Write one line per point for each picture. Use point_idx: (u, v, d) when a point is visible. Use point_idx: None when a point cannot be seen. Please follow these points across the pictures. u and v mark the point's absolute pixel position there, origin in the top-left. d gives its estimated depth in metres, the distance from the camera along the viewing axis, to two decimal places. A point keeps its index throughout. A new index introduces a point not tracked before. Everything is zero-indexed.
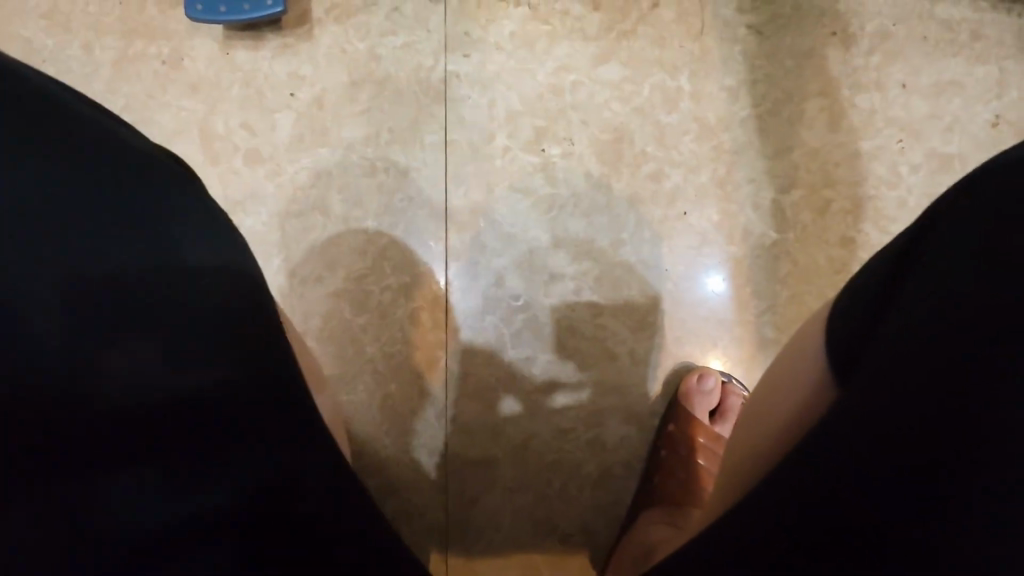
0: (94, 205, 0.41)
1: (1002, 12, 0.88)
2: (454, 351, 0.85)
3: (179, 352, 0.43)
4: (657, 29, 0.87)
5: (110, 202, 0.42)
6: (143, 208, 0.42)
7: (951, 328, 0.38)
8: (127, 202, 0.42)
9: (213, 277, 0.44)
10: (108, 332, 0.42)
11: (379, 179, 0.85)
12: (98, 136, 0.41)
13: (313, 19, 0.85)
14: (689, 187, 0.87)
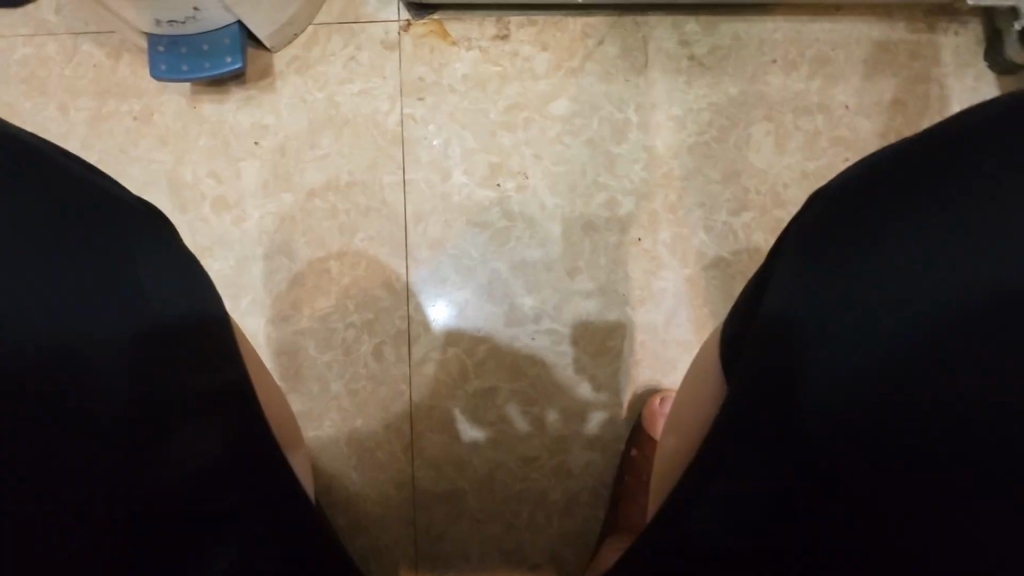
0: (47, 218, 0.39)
1: (941, 31, 0.90)
2: (418, 383, 0.87)
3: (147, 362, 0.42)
4: (603, 65, 0.91)
5: (76, 239, 0.40)
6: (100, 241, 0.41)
7: (822, 333, 0.43)
8: (92, 240, 0.41)
9: (183, 316, 0.43)
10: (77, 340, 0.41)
11: (340, 219, 0.88)
12: (67, 178, 0.40)
13: (274, 71, 0.90)
14: (642, 213, 0.89)
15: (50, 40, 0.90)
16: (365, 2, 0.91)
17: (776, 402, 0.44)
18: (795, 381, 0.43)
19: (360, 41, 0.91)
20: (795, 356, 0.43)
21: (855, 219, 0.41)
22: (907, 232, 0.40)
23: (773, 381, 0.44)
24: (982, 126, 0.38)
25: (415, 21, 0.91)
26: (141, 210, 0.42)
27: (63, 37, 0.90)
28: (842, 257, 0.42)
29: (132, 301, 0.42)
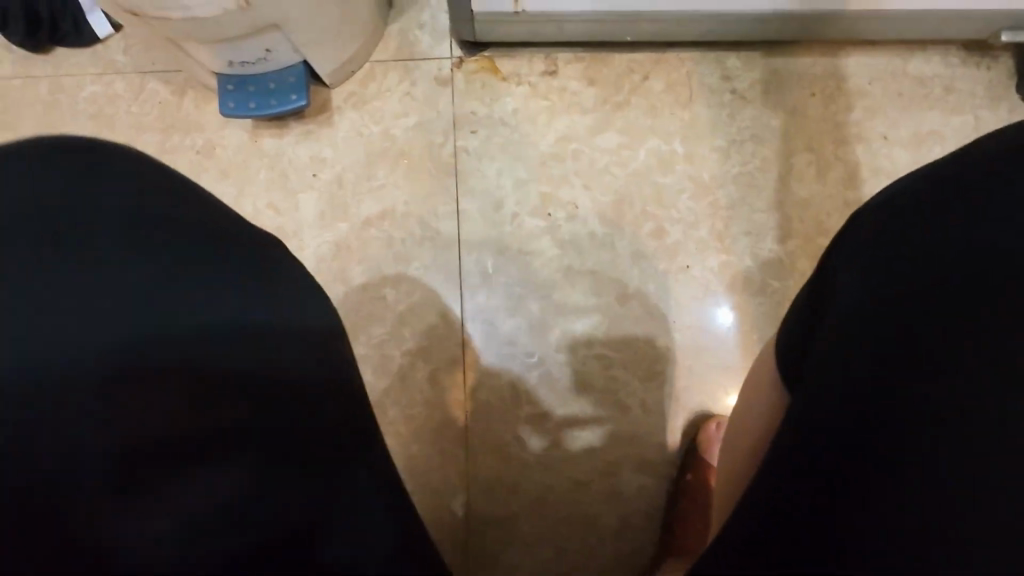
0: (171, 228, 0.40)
1: (974, 65, 0.93)
2: (473, 410, 0.88)
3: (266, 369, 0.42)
4: (648, 99, 0.94)
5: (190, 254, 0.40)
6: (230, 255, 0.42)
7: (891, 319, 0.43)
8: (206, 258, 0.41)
9: (284, 338, 0.42)
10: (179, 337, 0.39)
11: (396, 249, 0.91)
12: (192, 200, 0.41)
13: (332, 106, 0.93)
14: (689, 242, 0.91)
15: (118, 78, 0.93)
16: (419, 41, 0.95)
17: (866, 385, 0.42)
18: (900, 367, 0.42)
19: (414, 77, 0.94)
20: (891, 341, 0.42)
21: (935, 209, 0.43)
22: (995, 218, 0.42)
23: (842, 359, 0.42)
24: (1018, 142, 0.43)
25: (467, 58, 0.95)
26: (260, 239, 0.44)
27: (130, 75, 0.93)
28: (927, 243, 0.43)
29: (230, 312, 0.40)
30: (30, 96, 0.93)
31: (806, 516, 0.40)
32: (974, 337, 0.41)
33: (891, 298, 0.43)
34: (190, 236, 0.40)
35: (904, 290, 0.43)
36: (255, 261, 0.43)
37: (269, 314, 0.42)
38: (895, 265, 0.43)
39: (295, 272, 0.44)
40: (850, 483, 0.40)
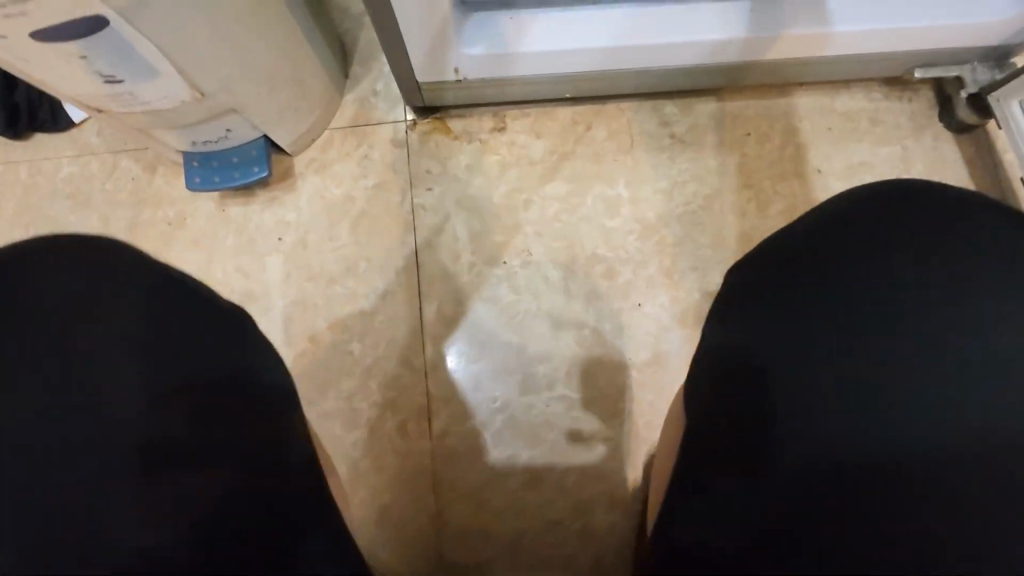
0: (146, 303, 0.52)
1: (896, 99, 0.99)
2: (440, 456, 0.90)
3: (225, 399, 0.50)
4: (592, 148, 1.00)
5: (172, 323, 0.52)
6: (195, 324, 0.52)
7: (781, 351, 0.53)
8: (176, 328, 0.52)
9: (235, 359, 0.52)
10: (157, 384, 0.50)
11: (361, 303, 0.95)
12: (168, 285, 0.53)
13: (295, 172, 0.99)
14: (640, 280, 0.95)
15: (93, 159, 0.99)
16: (375, 107, 1.01)
17: (764, 406, 0.53)
18: (789, 393, 0.53)
19: (372, 141, 1.00)
20: (785, 371, 0.53)
21: (809, 260, 0.54)
22: (849, 265, 0.54)
23: (740, 388, 0.53)
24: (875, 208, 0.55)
25: (420, 120, 1.01)
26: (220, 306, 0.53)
27: (104, 155, 0.99)
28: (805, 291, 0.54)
29: (193, 348, 0.51)
30: (10, 180, 0.99)
31: (719, 530, 0.49)
32: (841, 376, 0.53)
33: (785, 337, 0.53)
34: (160, 295, 0.52)
35: (785, 325, 0.54)
36: (212, 320, 0.53)
37: (218, 358, 0.51)
38: (784, 307, 0.54)
39: (245, 332, 0.53)
40: (750, 498, 0.50)
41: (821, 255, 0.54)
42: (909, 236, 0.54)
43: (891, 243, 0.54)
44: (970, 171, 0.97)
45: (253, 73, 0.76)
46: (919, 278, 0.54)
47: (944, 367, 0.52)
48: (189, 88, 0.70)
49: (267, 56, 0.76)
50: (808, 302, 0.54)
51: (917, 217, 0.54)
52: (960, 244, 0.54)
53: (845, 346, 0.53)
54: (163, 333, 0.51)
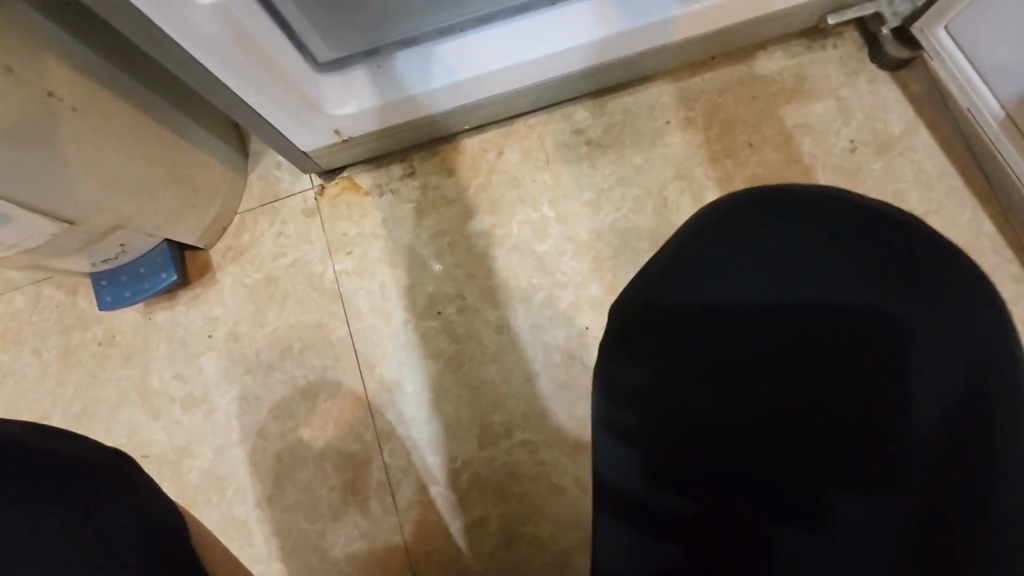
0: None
1: (821, 49, 0.91)
2: (411, 531, 0.85)
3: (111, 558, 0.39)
4: (508, 173, 0.94)
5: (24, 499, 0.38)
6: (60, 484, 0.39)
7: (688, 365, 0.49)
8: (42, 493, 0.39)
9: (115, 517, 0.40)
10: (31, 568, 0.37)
11: (303, 387, 0.91)
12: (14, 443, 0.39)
13: (214, 265, 0.96)
14: (583, 302, 0.89)
15: (17, 294, 0.98)
16: (280, 180, 0.97)
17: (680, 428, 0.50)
18: (672, 440, 0.50)
19: (283, 216, 0.96)
20: (668, 419, 0.50)
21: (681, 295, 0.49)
22: (762, 255, 0.46)
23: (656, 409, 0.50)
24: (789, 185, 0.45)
25: (328, 183, 0.97)
26: (73, 451, 0.41)
27: (27, 288, 0.98)
28: (681, 328, 0.49)
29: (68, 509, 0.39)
30: None
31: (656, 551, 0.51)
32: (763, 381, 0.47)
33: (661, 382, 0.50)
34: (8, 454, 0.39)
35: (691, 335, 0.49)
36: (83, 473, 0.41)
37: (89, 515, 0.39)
38: (659, 351, 0.50)
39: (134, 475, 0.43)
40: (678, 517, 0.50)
41: (703, 274, 0.48)
42: (843, 209, 0.44)
43: (779, 267, 0.46)
44: (915, 108, 0.88)
45: (123, 187, 0.73)
46: (815, 309, 0.45)
47: (904, 387, 0.42)
48: (53, 221, 0.68)
49: (135, 167, 0.74)
50: (686, 342, 0.49)
51: (815, 227, 0.44)
52: (877, 261, 0.43)
53: (729, 390, 0.49)
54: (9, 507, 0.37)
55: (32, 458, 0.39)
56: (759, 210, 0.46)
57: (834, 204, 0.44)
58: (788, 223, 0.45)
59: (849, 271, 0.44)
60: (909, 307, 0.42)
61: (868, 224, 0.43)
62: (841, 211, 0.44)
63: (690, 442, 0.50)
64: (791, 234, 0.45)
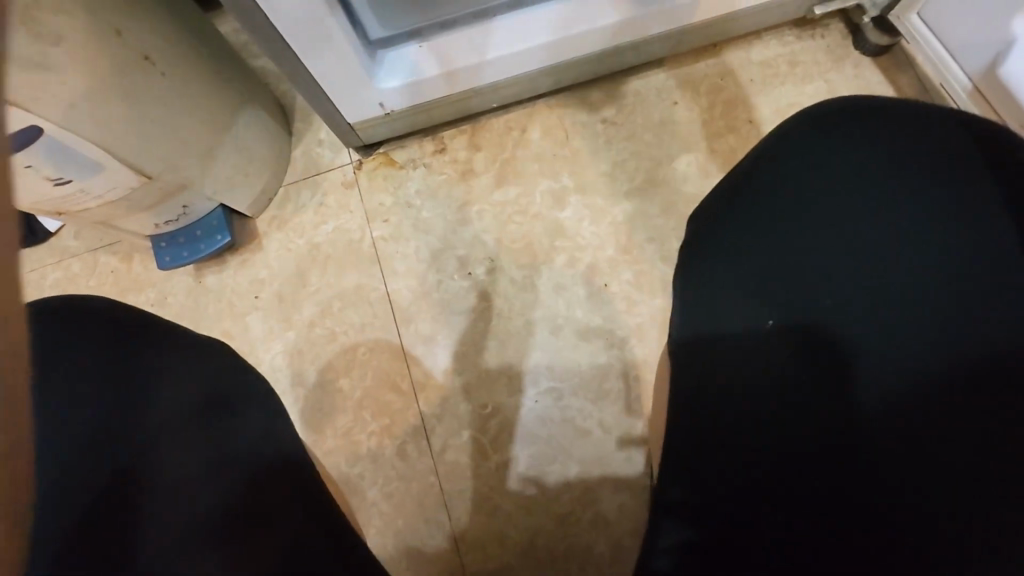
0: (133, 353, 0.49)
1: (809, 38, 1.02)
2: (445, 472, 0.92)
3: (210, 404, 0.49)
4: (532, 149, 1.03)
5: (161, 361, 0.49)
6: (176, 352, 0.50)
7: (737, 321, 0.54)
8: (171, 354, 0.50)
9: (220, 374, 0.50)
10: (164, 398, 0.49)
11: (342, 342, 0.98)
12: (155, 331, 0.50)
13: (260, 233, 1.04)
14: (601, 262, 0.98)
15: (74, 261, 1.06)
16: (322, 156, 1.06)
17: (733, 386, 0.54)
18: (721, 394, 0.54)
19: (324, 188, 1.05)
20: (714, 386, 0.55)
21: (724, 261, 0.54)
22: (806, 193, 0.49)
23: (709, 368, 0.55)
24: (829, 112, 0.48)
25: (365, 158, 1.06)
26: (189, 342, 0.51)
27: (84, 256, 1.06)
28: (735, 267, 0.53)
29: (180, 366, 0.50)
30: None
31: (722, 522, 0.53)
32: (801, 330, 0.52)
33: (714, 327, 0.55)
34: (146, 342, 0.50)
35: (736, 292, 0.54)
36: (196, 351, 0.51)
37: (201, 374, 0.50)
38: (704, 326, 0.56)
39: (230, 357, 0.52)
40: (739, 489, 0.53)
41: (751, 218, 0.51)
42: (881, 139, 0.46)
43: (829, 201, 0.48)
44: (896, 89, 0.99)
45: (193, 148, 0.82)
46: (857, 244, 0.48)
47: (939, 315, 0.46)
48: (136, 174, 0.76)
49: (202, 132, 0.82)
50: (722, 299, 0.55)
51: (861, 149, 0.47)
52: (930, 184, 0.45)
53: (782, 333, 0.52)
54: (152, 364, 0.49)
55: (166, 348, 0.50)
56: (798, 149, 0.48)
57: (871, 115, 0.47)
58: (830, 157, 0.48)
59: (906, 189, 0.46)
60: (959, 226, 0.45)
61: (912, 138, 0.46)
62: (879, 132, 0.46)
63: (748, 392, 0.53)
64: (837, 163, 0.48)
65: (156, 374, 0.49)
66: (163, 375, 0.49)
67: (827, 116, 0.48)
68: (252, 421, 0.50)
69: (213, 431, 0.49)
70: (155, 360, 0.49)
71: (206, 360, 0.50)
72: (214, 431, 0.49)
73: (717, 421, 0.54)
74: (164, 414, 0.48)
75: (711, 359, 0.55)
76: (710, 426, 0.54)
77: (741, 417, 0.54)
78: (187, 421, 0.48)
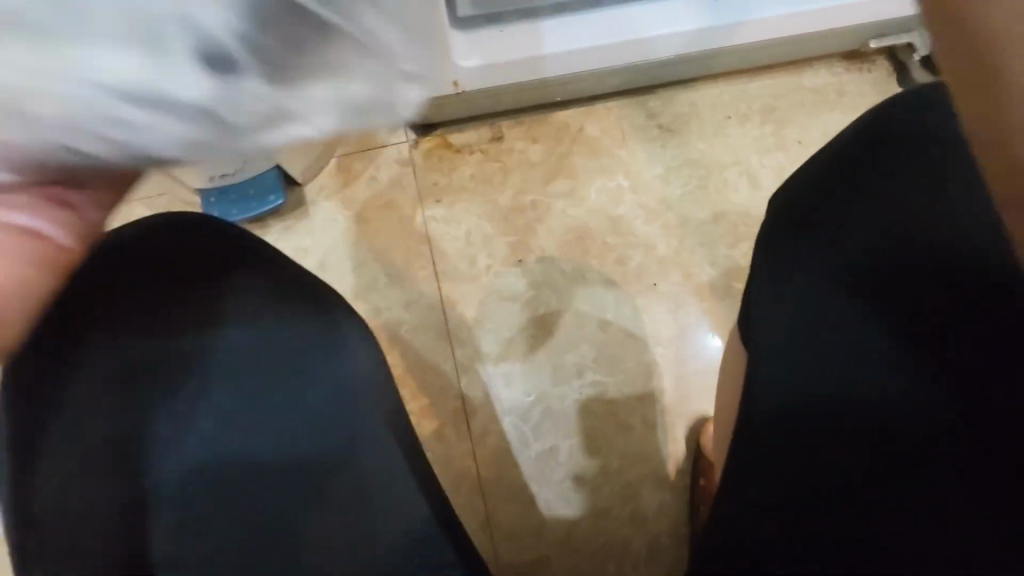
0: (255, 297, 0.54)
1: (857, 71, 1.08)
2: (483, 458, 0.90)
3: (319, 354, 0.54)
4: (589, 146, 1.05)
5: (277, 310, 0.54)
6: (293, 297, 0.54)
7: (794, 336, 0.56)
8: (286, 302, 0.54)
9: (323, 326, 0.54)
10: (286, 341, 0.54)
11: (384, 319, 0.96)
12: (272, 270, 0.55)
13: (307, 200, 1.02)
14: (652, 262, 0.99)
15: None
16: None
17: (784, 403, 0.55)
18: (773, 407, 0.55)
19: (377, 163, 1.04)
20: (769, 399, 0.55)
21: (789, 260, 0.56)
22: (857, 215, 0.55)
23: (767, 381, 0.55)
24: (879, 132, 0.55)
25: (421, 138, 1.05)
26: (299, 283, 0.55)
27: None
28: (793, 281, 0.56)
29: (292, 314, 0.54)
30: None
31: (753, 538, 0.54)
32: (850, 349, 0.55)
33: (773, 340, 0.56)
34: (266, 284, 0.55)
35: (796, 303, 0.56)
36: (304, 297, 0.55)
37: (311, 321, 0.54)
38: (767, 335, 0.56)
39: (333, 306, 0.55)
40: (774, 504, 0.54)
41: (808, 234, 0.56)
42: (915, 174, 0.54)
43: (877, 224, 0.55)
44: None
45: None
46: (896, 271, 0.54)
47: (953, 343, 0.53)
48: None
49: None
50: (785, 311, 0.56)
51: (897, 174, 0.55)
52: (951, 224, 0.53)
53: (829, 354, 0.55)
54: (270, 307, 0.54)
55: (281, 289, 0.55)
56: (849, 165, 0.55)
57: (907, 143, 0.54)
58: (878, 184, 0.55)
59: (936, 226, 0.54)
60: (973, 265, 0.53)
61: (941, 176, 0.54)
62: (914, 162, 0.54)
63: (795, 407, 0.55)
64: (879, 189, 0.55)
65: (273, 319, 0.54)
66: (280, 319, 0.54)
67: (876, 140, 0.55)
68: (364, 372, 0.54)
69: (328, 374, 0.54)
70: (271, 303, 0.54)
71: (318, 308, 0.55)
72: (329, 374, 0.54)
73: (762, 436, 0.55)
74: (287, 355, 0.54)
75: (771, 370, 0.55)
76: (757, 441, 0.55)
77: (787, 432, 0.55)
78: (305, 362, 0.54)
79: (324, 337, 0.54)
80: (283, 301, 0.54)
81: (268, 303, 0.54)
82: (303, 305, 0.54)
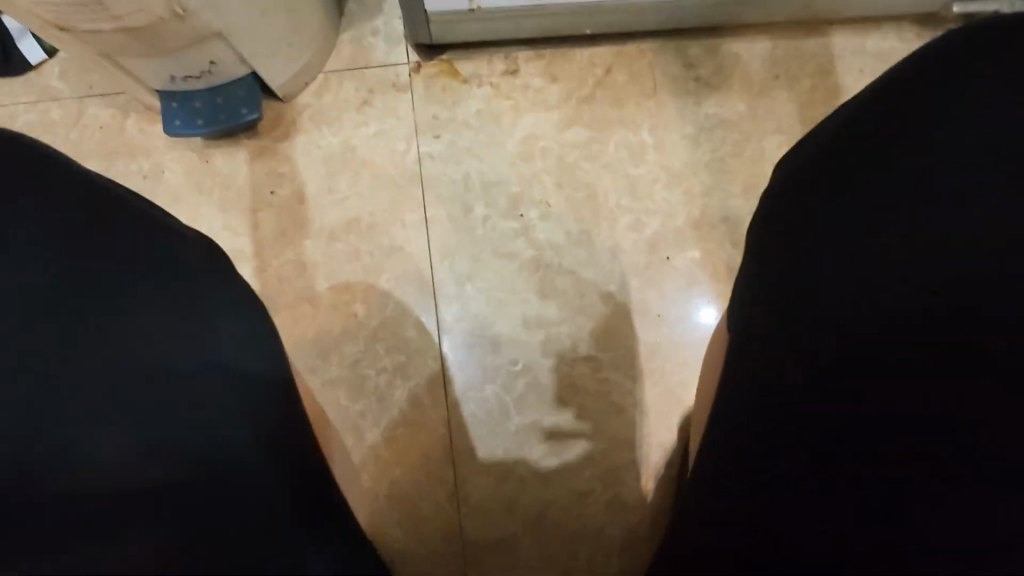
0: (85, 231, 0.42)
1: (929, 39, 0.94)
2: (457, 426, 0.83)
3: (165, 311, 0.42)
4: (614, 92, 0.92)
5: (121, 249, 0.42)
6: (139, 241, 0.42)
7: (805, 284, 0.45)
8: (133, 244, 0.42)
9: (179, 278, 0.42)
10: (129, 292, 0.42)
11: (364, 264, 0.86)
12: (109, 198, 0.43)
13: (287, 120, 0.89)
14: (667, 233, 0.89)
15: (54, 105, 0.88)
16: (374, 47, 0.91)
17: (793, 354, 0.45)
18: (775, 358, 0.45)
19: (371, 85, 0.91)
20: (772, 345, 0.45)
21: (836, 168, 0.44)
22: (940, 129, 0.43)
23: (771, 326, 0.45)
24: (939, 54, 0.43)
25: (425, 61, 0.92)
26: (157, 225, 0.43)
27: (67, 101, 0.89)
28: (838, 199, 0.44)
29: (139, 259, 0.42)
30: None
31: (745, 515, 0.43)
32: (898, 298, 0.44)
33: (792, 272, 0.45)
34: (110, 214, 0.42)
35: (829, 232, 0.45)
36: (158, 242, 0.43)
37: (162, 270, 0.42)
38: (775, 272, 0.45)
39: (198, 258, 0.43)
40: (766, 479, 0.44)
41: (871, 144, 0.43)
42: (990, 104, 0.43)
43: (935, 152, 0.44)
44: None
45: None
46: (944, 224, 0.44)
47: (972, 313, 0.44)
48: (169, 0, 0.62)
49: None
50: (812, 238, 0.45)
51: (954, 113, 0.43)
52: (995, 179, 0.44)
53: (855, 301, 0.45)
54: (111, 245, 0.42)
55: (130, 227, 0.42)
56: (910, 102, 0.43)
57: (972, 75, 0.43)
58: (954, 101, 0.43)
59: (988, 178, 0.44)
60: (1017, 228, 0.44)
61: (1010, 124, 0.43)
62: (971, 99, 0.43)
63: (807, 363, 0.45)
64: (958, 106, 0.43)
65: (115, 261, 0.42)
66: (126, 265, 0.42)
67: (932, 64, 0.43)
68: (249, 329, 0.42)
69: (180, 341, 0.42)
70: (115, 241, 0.42)
71: (180, 253, 0.42)
72: (181, 342, 0.42)
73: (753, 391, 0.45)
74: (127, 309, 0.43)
75: (777, 315, 0.45)
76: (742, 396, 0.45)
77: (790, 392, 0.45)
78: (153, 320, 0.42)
79: (182, 292, 0.42)
80: (130, 242, 0.42)
81: (110, 241, 0.42)
82: (159, 250, 0.42)
